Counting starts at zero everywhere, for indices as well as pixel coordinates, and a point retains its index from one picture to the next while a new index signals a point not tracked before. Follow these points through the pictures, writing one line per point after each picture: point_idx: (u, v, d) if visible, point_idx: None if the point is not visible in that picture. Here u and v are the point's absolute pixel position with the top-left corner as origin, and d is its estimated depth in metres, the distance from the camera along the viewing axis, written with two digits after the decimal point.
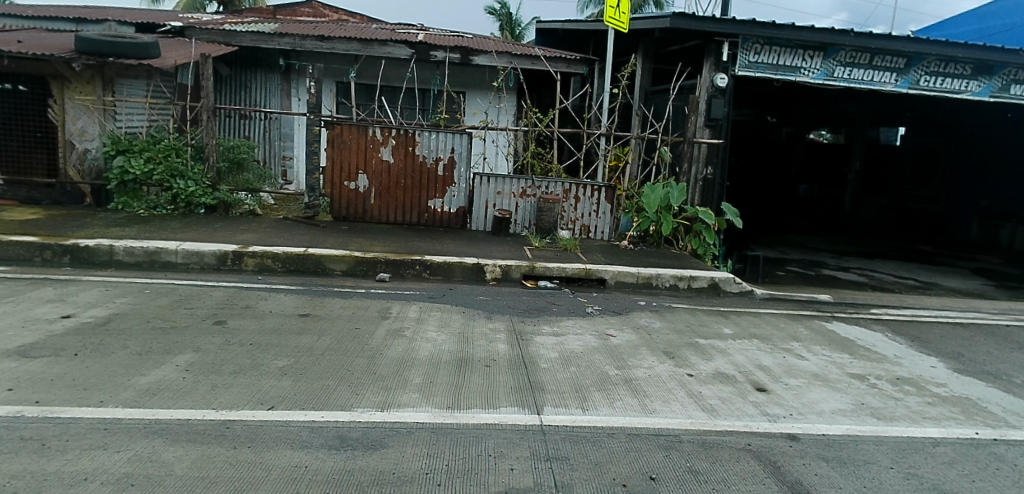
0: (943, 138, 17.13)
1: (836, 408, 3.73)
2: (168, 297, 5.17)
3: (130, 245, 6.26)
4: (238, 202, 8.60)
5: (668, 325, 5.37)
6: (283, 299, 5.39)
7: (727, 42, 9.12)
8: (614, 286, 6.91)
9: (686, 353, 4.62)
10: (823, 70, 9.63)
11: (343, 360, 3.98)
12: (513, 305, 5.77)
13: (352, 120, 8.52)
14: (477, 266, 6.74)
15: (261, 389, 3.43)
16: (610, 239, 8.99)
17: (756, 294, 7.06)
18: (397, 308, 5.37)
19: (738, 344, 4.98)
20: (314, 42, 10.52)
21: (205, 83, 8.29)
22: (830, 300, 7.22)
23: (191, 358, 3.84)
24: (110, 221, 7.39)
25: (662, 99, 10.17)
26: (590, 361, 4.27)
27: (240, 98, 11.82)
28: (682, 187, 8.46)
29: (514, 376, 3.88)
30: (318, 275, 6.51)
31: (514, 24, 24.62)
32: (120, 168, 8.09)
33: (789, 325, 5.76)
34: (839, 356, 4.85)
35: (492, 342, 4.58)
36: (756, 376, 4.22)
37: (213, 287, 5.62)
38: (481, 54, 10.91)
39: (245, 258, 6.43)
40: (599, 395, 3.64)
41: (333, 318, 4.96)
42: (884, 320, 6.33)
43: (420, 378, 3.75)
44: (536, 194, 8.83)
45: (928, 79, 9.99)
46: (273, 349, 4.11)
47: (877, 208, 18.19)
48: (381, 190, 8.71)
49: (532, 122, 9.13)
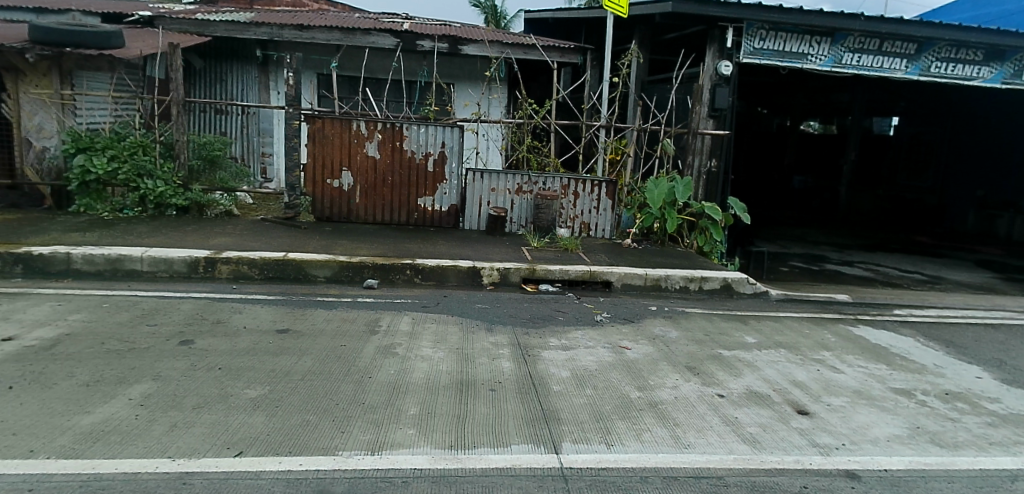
0: (937, 128, 16.91)
1: (891, 434, 3.31)
2: (129, 312, 4.56)
3: (88, 253, 5.63)
4: (212, 202, 7.97)
5: (686, 335, 4.91)
6: (258, 312, 4.83)
7: (731, 27, 8.67)
8: (621, 289, 6.44)
9: (712, 368, 4.18)
10: (832, 56, 9.22)
11: (326, 387, 3.46)
12: (515, 313, 5.28)
13: (334, 113, 7.96)
14: (473, 270, 6.24)
15: (230, 428, 2.87)
16: (612, 237, 8.54)
17: (772, 295, 6.65)
18: (388, 321, 4.84)
19: (766, 356, 4.57)
20: (292, 31, 9.90)
21: (175, 74, 7.65)
22: (849, 300, 6.83)
23: (147, 389, 3.25)
24: (70, 226, 6.74)
25: (663, 89, 9.69)
26: (608, 381, 3.80)
27: (214, 92, 11.13)
28: (688, 181, 8.00)
29: (524, 403, 3.38)
30: (301, 282, 5.96)
31: (500, 16, 23.97)
32: (81, 167, 7.42)
33: (814, 332, 5.36)
34: (875, 368, 4.49)
35: (496, 360, 4.08)
36: (793, 397, 3.79)
37: (181, 299, 5.02)
38: (470, 43, 10.36)
39: (219, 265, 5.84)
40: (622, 426, 3.16)
41: (316, 334, 4.40)
42: (911, 323, 6.00)
43: (417, 408, 3.23)
44: (534, 190, 8.33)
45: (939, 66, 9.63)
46: (245, 375, 3.55)
47: (872, 198, 18.67)
48: (367, 187, 8.15)
49: (527, 114, 8.60)
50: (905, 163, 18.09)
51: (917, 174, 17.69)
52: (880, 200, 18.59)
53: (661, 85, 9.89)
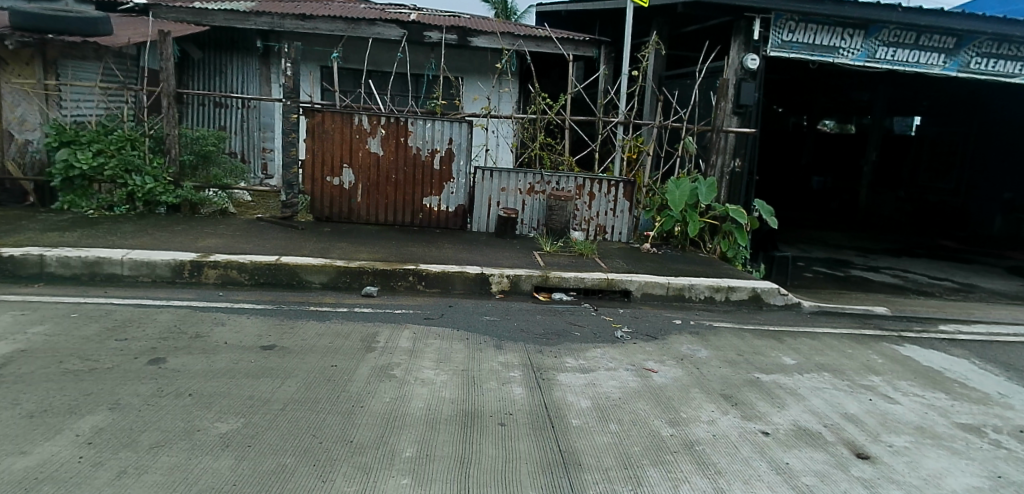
0: (962, 128, 16.04)
1: (969, 485, 2.80)
2: (99, 324, 4.12)
3: (64, 255, 5.19)
4: (205, 200, 7.55)
5: (718, 355, 4.41)
6: (243, 325, 4.36)
7: (759, 18, 8.07)
8: (641, 298, 5.94)
9: (751, 398, 3.68)
10: (865, 50, 8.64)
11: (310, 419, 3.00)
12: (527, 327, 4.80)
13: (335, 107, 7.50)
14: (481, 277, 5.75)
15: (189, 476, 2.39)
16: (628, 240, 8.03)
17: (805, 307, 6.11)
18: (387, 335, 4.38)
19: (810, 381, 4.06)
20: (294, 21, 9.43)
21: (165, 64, 7.24)
22: (888, 314, 6.27)
23: (98, 423, 2.80)
24: (50, 224, 6.33)
25: (684, 84, 9.13)
26: (635, 414, 3.30)
27: (213, 84, 10.73)
28: (711, 182, 7.42)
29: (537, 443, 2.90)
30: (294, 288, 5.51)
31: (510, 11, 23.36)
32: (63, 161, 7.01)
33: (858, 352, 4.84)
34: (933, 397, 3.97)
35: (506, 385, 3.60)
36: (848, 436, 3.29)
37: (160, 308, 4.58)
38: (480, 35, 9.85)
39: (206, 269, 5.41)
40: (655, 474, 2.67)
41: (304, 351, 3.94)
42: (960, 340, 5.46)
43: (414, 450, 2.75)
44: (546, 190, 7.82)
45: (979, 62, 9.02)
46: (217, 404, 3.09)
47: (894, 201, 17.85)
48: (369, 186, 7.68)
49: (541, 109, 8.08)
50: (926, 163, 17.21)
51: (940, 176, 16.79)
52: (901, 202, 17.73)
53: (681, 79, 9.36)
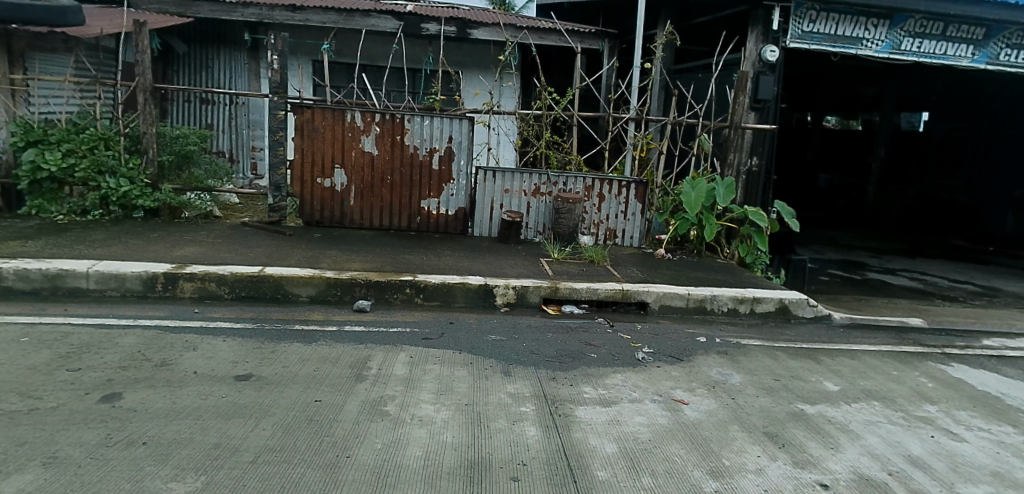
0: (972, 124, 15.75)
1: None
2: (51, 351, 3.61)
3: (23, 267, 4.69)
4: (186, 204, 7.11)
5: (753, 381, 3.93)
6: (218, 350, 3.86)
7: (778, 7, 7.54)
8: (658, 311, 5.46)
9: (800, 437, 3.18)
10: (890, 41, 8.13)
11: (284, 475, 2.48)
12: (538, 348, 4.31)
13: (326, 103, 6.99)
14: (484, 288, 5.26)
15: None
16: (641, 246, 7.54)
17: (836, 319, 5.64)
18: (380, 360, 3.89)
19: (860, 413, 3.57)
20: (283, 12, 8.87)
21: (141, 57, 6.74)
22: (925, 327, 5.79)
23: (25, 486, 2.25)
24: (12, 231, 5.82)
25: (698, 78, 8.64)
26: (669, 463, 2.80)
27: (200, 79, 10.22)
28: (729, 182, 6.93)
29: None
30: (279, 303, 5.02)
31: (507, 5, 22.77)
32: (30, 163, 6.51)
33: (904, 374, 4.34)
34: (1001, 432, 3.46)
35: (517, 424, 3.11)
36: (918, 486, 2.74)
37: (125, 329, 4.09)
38: (481, 27, 9.28)
39: (181, 282, 4.91)
40: None
41: (287, 381, 3.46)
42: (1006, 357, 4.97)
43: None
44: (553, 192, 7.33)
45: (1009, 53, 8.52)
46: (174, 457, 2.56)
47: (903, 199, 16.94)
48: (362, 188, 7.18)
49: (547, 104, 7.57)
50: (934, 161, 16.74)
51: (948, 173, 16.40)
52: (911, 201, 16.87)
53: (694, 74, 8.89)
